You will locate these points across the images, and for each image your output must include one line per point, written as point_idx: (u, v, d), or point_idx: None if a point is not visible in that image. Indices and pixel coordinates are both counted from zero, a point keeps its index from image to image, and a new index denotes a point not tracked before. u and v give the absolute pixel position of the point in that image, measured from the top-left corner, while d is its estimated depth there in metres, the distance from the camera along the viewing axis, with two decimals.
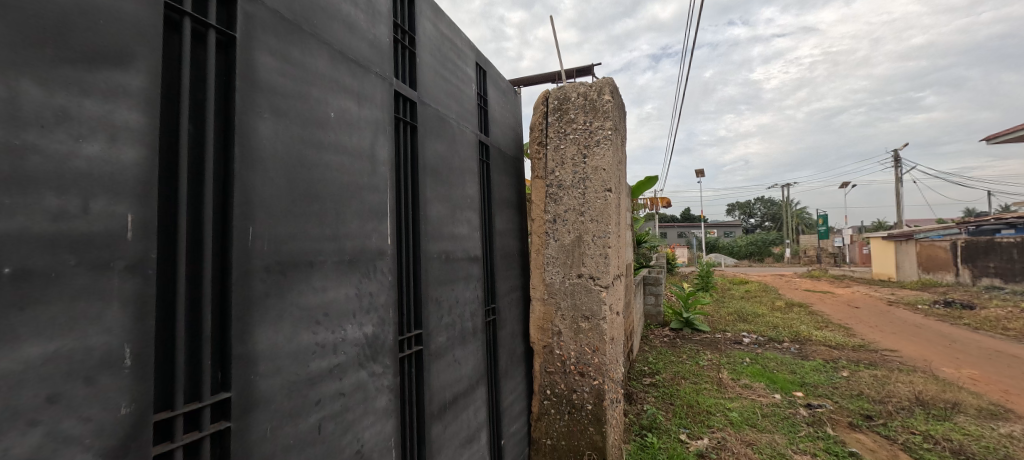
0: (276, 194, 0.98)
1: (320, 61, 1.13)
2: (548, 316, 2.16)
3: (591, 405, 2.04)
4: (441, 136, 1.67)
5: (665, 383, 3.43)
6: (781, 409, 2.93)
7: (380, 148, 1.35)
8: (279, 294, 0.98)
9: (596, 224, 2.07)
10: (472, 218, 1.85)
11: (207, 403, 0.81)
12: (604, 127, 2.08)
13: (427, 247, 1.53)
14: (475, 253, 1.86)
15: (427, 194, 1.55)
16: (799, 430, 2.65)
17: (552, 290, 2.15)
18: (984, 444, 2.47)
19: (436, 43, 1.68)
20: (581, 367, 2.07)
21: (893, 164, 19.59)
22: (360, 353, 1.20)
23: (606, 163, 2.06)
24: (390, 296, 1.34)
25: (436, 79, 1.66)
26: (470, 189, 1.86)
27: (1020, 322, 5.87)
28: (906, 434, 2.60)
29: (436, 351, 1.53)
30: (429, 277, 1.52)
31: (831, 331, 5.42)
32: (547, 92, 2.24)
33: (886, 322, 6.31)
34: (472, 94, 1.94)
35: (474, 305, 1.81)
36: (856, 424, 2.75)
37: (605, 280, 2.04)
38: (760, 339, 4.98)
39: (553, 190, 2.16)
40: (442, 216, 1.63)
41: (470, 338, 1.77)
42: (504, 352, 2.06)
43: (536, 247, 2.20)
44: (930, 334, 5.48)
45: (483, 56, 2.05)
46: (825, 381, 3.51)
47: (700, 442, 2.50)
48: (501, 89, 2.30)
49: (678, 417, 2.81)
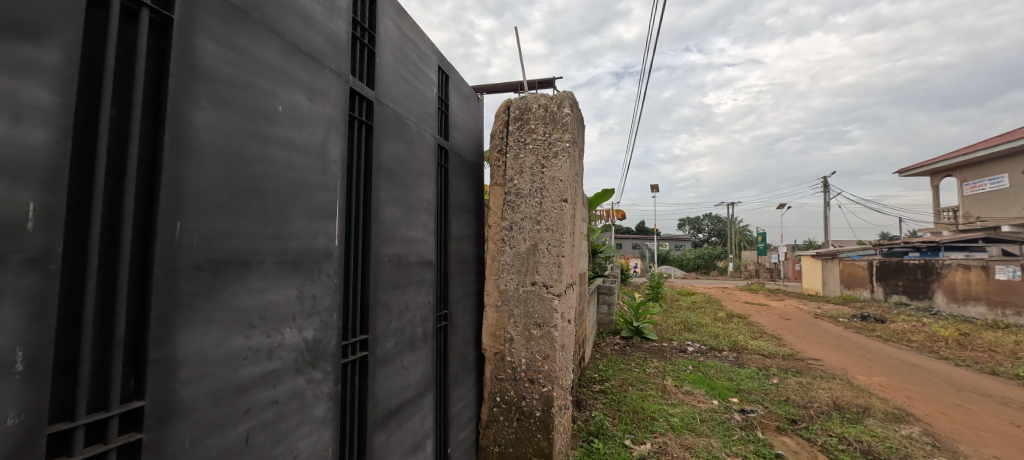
0: (211, 186, 0.92)
1: (269, 52, 1.08)
2: (501, 323, 2.17)
3: (539, 412, 2.07)
4: (398, 138, 1.64)
5: (613, 390, 3.54)
6: (718, 414, 3.11)
7: (333, 146, 1.30)
8: (209, 296, 0.91)
9: (551, 233, 2.11)
10: (427, 222, 1.83)
11: (116, 413, 0.74)
12: (562, 139, 2.14)
13: (378, 250, 1.49)
14: (428, 257, 1.84)
15: (381, 197, 1.52)
16: (732, 433, 2.82)
17: (506, 297, 2.16)
18: (888, 444, 2.75)
19: (398, 44, 1.66)
20: (531, 374, 2.09)
21: (823, 190, 21.63)
22: (298, 359, 1.14)
23: (562, 174, 2.12)
24: (335, 300, 1.29)
25: (397, 80, 1.64)
26: (427, 193, 1.84)
27: (921, 335, 6.63)
28: (825, 436, 2.85)
29: (382, 358, 1.49)
30: (379, 280, 1.49)
31: (765, 341, 5.85)
32: (509, 101, 2.27)
33: (813, 333, 6.91)
34: (433, 98, 1.92)
35: (425, 311, 1.78)
36: (783, 427, 2.98)
37: (558, 288, 2.08)
38: (702, 347, 5.28)
39: (511, 198, 2.18)
40: (395, 219, 1.60)
41: (421, 344, 1.74)
42: (455, 358, 2.04)
43: (492, 253, 2.20)
44: (849, 345, 6.06)
45: (446, 61, 2.05)
46: (758, 387, 3.77)
47: (643, 446, 2.60)
48: (463, 95, 2.30)
49: (624, 423, 2.91)
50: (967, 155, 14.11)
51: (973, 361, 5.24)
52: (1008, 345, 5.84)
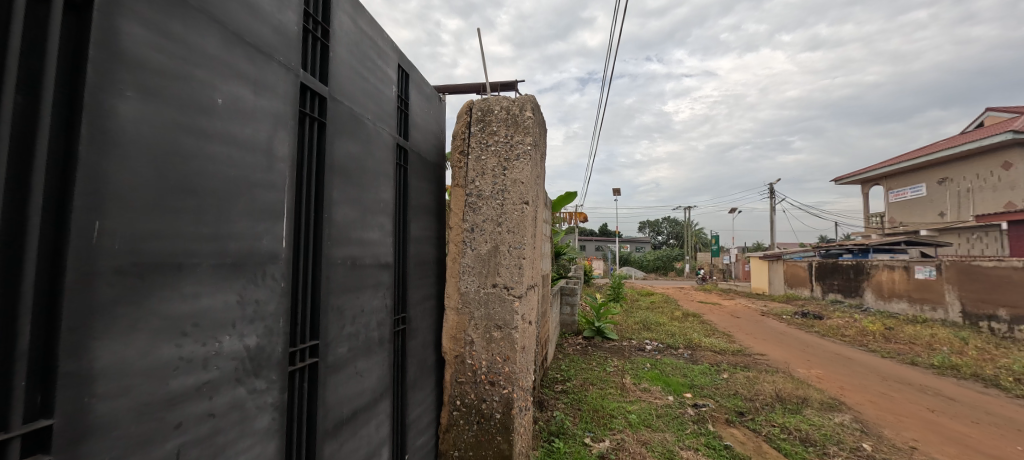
0: (137, 183, 0.85)
1: (208, 41, 1.01)
2: (461, 325, 2.15)
3: (500, 414, 2.07)
4: (354, 136, 1.59)
5: (574, 389, 3.60)
6: (673, 410, 3.24)
7: (280, 143, 1.24)
8: (134, 302, 0.84)
9: (512, 235, 2.12)
10: (384, 223, 1.78)
11: (18, 434, 0.67)
12: (524, 142, 2.15)
13: (330, 252, 1.43)
14: (386, 259, 1.79)
15: (335, 197, 1.46)
16: (686, 427, 2.95)
17: (467, 299, 2.14)
18: (824, 432, 2.97)
19: (354, 39, 1.60)
20: (492, 376, 2.09)
21: (770, 195, 23.17)
22: (237, 368, 1.07)
23: (524, 176, 2.13)
24: (282, 305, 1.22)
25: (353, 77, 1.59)
26: (384, 193, 1.79)
27: (853, 329, 7.24)
28: (768, 427, 3.04)
29: (334, 364, 1.43)
30: (332, 284, 1.43)
31: (717, 338, 6.17)
32: (471, 102, 2.26)
33: (760, 330, 7.37)
34: (392, 97, 1.88)
35: (382, 314, 1.74)
36: (731, 420, 3.15)
37: (519, 289, 2.10)
38: (660, 345, 5.48)
39: (472, 200, 2.17)
40: (350, 220, 1.55)
41: (377, 348, 1.69)
42: (414, 362, 2.00)
43: (453, 255, 2.18)
44: (791, 340, 6.52)
45: (407, 59, 2.01)
46: (710, 382, 3.97)
47: (602, 444, 2.66)
48: (424, 95, 2.26)
49: (584, 421, 2.97)
50: (892, 166, 15.59)
51: (895, 353, 5.79)
52: (925, 338, 6.50)
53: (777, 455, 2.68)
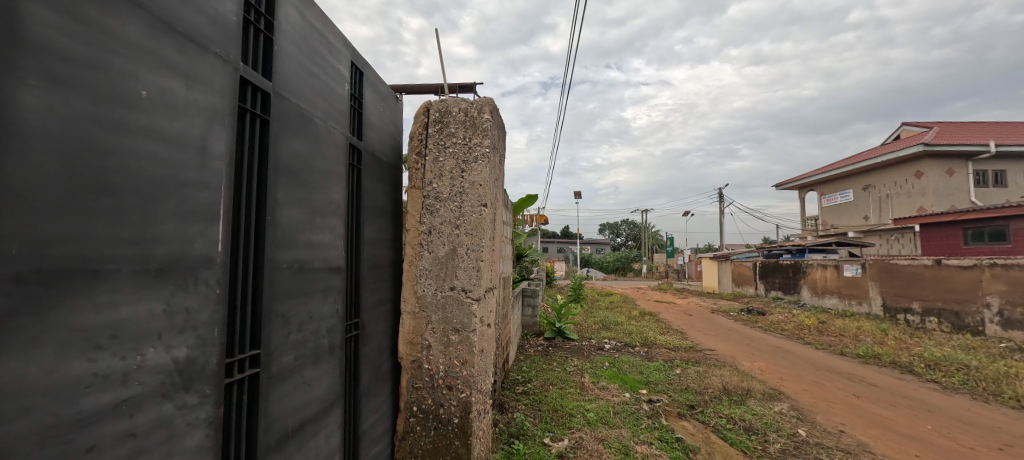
0: (38, 180, 0.77)
1: (132, 28, 0.93)
2: (418, 330, 2.11)
3: (457, 419, 2.05)
4: (302, 134, 1.52)
5: (535, 390, 3.63)
6: (629, 406, 3.35)
7: (216, 140, 1.16)
8: (34, 313, 0.76)
9: (470, 237, 2.11)
10: (335, 226, 1.71)
11: None
12: (482, 144, 2.16)
13: (274, 257, 1.36)
14: (337, 263, 1.72)
15: (279, 198, 1.38)
16: (641, 422, 3.06)
17: (424, 302, 2.11)
18: (765, 420, 3.18)
19: (302, 33, 1.54)
20: (449, 380, 2.06)
21: (720, 199, 24.62)
22: (163, 383, 0.99)
23: (482, 179, 2.13)
24: (217, 313, 1.14)
25: (300, 72, 1.52)
26: (335, 194, 1.72)
27: (791, 324, 7.82)
28: (716, 418, 3.21)
29: (278, 374, 1.35)
30: (276, 290, 1.36)
31: (671, 335, 6.46)
32: (429, 103, 2.22)
33: (710, 327, 7.81)
34: (345, 94, 1.81)
35: (332, 320, 1.67)
36: (683, 413, 3.30)
37: (477, 292, 2.09)
38: (618, 344, 5.66)
39: (429, 202, 2.14)
40: (297, 222, 1.47)
41: (327, 356, 1.62)
42: (368, 369, 1.93)
43: (410, 258, 2.14)
44: (738, 336, 6.96)
45: (360, 57, 1.95)
46: (663, 378, 4.13)
47: (561, 443, 2.70)
48: (380, 93, 2.20)
49: (544, 422, 3.00)
50: (824, 174, 17.05)
51: (827, 344, 6.31)
52: (852, 330, 7.14)
53: (723, 444, 2.84)
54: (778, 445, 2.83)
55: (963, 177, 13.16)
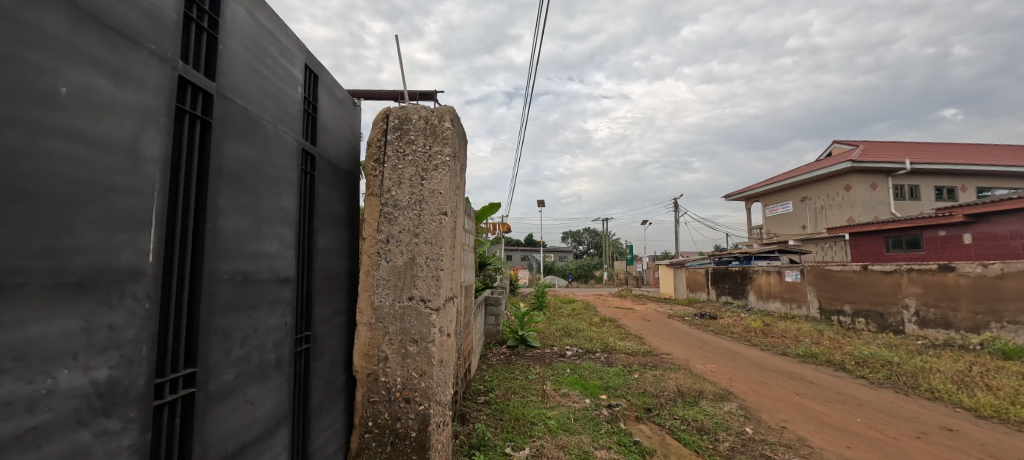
0: None
1: (52, 20, 0.86)
2: (374, 341, 2.05)
3: (415, 432, 2.00)
4: (249, 138, 1.44)
5: (497, 399, 3.61)
6: (590, 412, 3.41)
7: (149, 143, 1.07)
8: None
9: (430, 246, 2.08)
10: (285, 235, 1.63)
11: None
12: (442, 152, 2.15)
13: (214, 267, 1.27)
14: (287, 273, 1.64)
15: (221, 205, 1.30)
16: (600, 427, 3.12)
17: (381, 313, 2.05)
18: (715, 420, 3.35)
19: (251, 33, 1.47)
20: (407, 393, 2.01)
21: (675, 209, 25.87)
22: (79, 407, 0.89)
23: (442, 187, 2.12)
24: (146, 330, 1.05)
25: (247, 73, 1.45)
26: (286, 201, 1.64)
27: (739, 327, 8.30)
28: (671, 420, 3.34)
29: (216, 394, 1.26)
30: (216, 303, 1.27)
31: (630, 341, 6.67)
32: (388, 109, 2.19)
33: (667, 331, 8.14)
34: (297, 98, 1.75)
35: (280, 334, 1.58)
36: (640, 416, 3.41)
37: (436, 302, 2.07)
38: (579, 351, 5.76)
39: (387, 210, 2.10)
40: (241, 231, 1.39)
41: (274, 372, 1.54)
42: (320, 385, 1.85)
43: (366, 268, 2.08)
44: (691, 339, 7.32)
45: (315, 59, 1.89)
46: (623, 383, 4.25)
47: (522, 452, 2.70)
48: (336, 98, 2.14)
49: (505, 431, 2.99)
50: (768, 186, 18.39)
51: (771, 345, 6.75)
52: (792, 331, 7.68)
53: (678, 445, 2.95)
54: (727, 443, 2.98)
55: (884, 190, 14.70)
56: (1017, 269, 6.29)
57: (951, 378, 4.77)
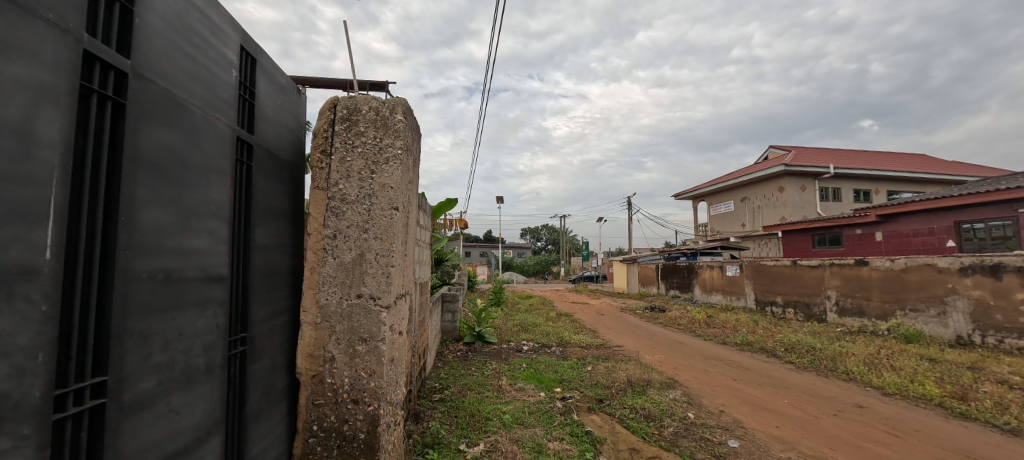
0: None
1: None
2: (320, 341, 1.96)
3: (363, 434, 1.94)
4: (172, 124, 1.32)
5: (452, 396, 3.59)
6: (544, 405, 3.48)
7: (47, 125, 0.95)
8: None
9: (380, 242, 2.02)
10: (216, 229, 1.51)
11: None
12: (394, 145, 2.09)
13: (130, 264, 1.15)
14: (219, 271, 1.52)
15: (138, 196, 1.18)
16: (554, 419, 3.20)
17: (327, 312, 1.96)
18: (661, 407, 3.53)
19: (176, 8, 1.34)
20: (355, 393, 1.94)
21: (629, 207, 26.93)
22: None
23: (393, 181, 2.07)
24: (42, 335, 0.93)
25: (171, 52, 1.32)
26: (218, 194, 1.52)
27: (686, 319, 8.80)
28: (621, 409, 3.48)
29: (133, 404, 1.15)
30: (133, 303, 1.16)
31: (584, 334, 6.88)
32: (336, 98, 2.09)
33: (619, 324, 8.47)
34: (232, 82, 1.62)
35: (211, 337, 1.47)
36: (592, 407, 3.53)
37: (386, 299, 2.01)
38: (535, 345, 5.86)
39: (335, 204, 2.01)
40: (162, 225, 1.27)
41: (203, 378, 1.42)
42: (257, 389, 1.73)
43: (311, 264, 1.97)
44: (641, 331, 7.68)
45: (252, 41, 1.76)
46: (576, 375, 4.37)
47: (476, 448, 2.70)
48: (277, 85, 2.01)
49: (460, 428, 2.97)
50: (713, 187, 19.61)
51: (713, 335, 7.23)
52: (732, 322, 8.25)
53: (626, 433, 3.08)
54: (671, 428, 3.16)
55: (812, 192, 16.15)
56: (917, 263, 7.15)
57: (863, 360, 5.35)
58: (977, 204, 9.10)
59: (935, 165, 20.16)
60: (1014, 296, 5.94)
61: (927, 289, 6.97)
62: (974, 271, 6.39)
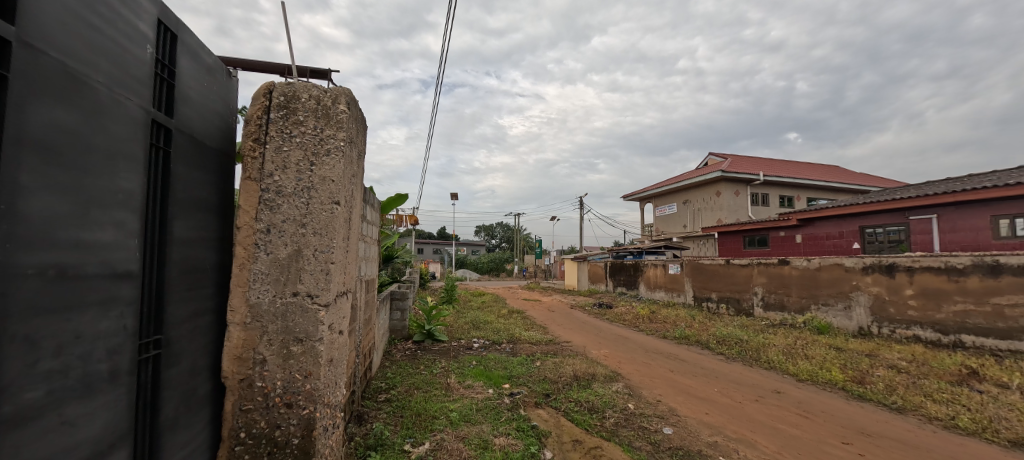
0: None
1: None
2: (249, 343, 1.84)
3: (297, 439, 1.86)
4: (71, 101, 1.17)
5: (399, 396, 3.51)
6: (492, 401, 3.51)
7: None
8: None
9: (319, 238, 1.93)
10: (125, 221, 1.36)
11: None
12: (336, 137, 2.00)
13: (14, 259, 1.02)
14: (127, 267, 1.38)
15: (23, 182, 1.04)
16: (501, 415, 3.23)
17: (257, 312, 1.84)
18: (604, 399, 3.69)
19: None
20: (289, 397, 1.85)
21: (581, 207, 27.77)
22: None
23: (335, 175, 1.98)
24: None
25: (70, 22, 1.17)
26: (127, 182, 1.37)
27: (631, 315, 9.24)
28: (566, 402, 3.60)
29: (14, 419, 1.01)
30: (14, 304, 1.01)
31: (534, 331, 7.00)
32: (272, 83, 1.96)
33: (568, 320, 8.72)
34: (147, 59, 1.46)
35: (116, 340, 1.32)
36: (539, 402, 3.61)
37: (325, 298, 1.93)
38: (486, 343, 5.87)
39: (269, 196, 1.88)
40: (57, 215, 1.12)
41: (107, 387, 1.28)
42: (174, 397, 1.59)
43: (240, 261, 1.84)
44: (588, 327, 7.96)
45: (172, 15, 1.60)
46: (525, 371, 4.45)
47: (421, 447, 2.67)
48: (203, 64, 1.84)
49: (405, 428, 2.92)
50: (659, 189, 20.71)
51: (654, 330, 7.65)
52: (672, 317, 8.78)
53: (570, 425, 3.19)
54: (611, 419, 3.32)
55: (745, 197, 17.58)
56: (828, 263, 8.02)
57: (782, 350, 5.92)
58: (878, 211, 10.37)
59: (845, 175, 22.74)
60: (903, 292, 6.85)
61: (836, 286, 7.84)
62: (873, 269, 7.29)
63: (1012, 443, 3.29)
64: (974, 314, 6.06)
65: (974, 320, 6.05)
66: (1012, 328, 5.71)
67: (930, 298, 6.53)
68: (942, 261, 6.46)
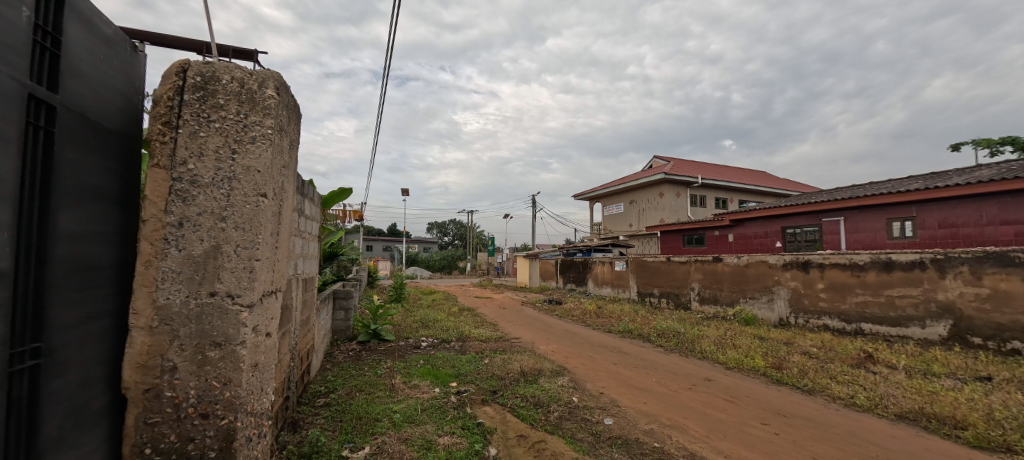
0: None
1: None
2: (157, 349, 1.65)
3: (214, 452, 1.71)
4: None
5: (339, 400, 3.35)
6: (438, 400, 3.45)
7: None
8: None
9: (242, 233, 1.79)
10: None
11: None
12: (263, 124, 1.85)
13: None
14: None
15: None
16: (447, 414, 3.19)
17: (167, 314, 1.66)
18: (550, 394, 3.76)
19: None
20: (204, 407, 1.69)
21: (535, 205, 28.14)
22: None
23: (261, 165, 1.84)
24: None
25: None
26: None
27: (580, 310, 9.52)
28: (513, 399, 3.63)
29: None
30: None
31: (484, 328, 6.99)
32: (186, 62, 1.77)
33: (520, 318, 8.78)
34: (24, 23, 1.26)
35: None
36: (486, 399, 3.61)
37: (247, 298, 1.78)
38: (435, 341, 5.78)
39: (181, 187, 1.70)
40: None
41: None
42: (60, 414, 1.39)
43: (145, 258, 1.64)
44: (538, 323, 8.08)
45: None
46: (473, 369, 4.43)
47: (361, 452, 2.56)
48: (99, 34, 1.62)
49: (344, 433, 2.78)
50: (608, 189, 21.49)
51: (601, 325, 7.95)
52: (617, 312, 9.16)
53: (516, 421, 3.22)
54: (556, 413, 3.40)
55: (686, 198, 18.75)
56: (755, 260, 8.77)
57: (714, 341, 6.39)
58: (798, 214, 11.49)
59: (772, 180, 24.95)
60: (816, 286, 7.66)
61: (761, 281, 8.59)
62: (792, 266, 8.07)
63: (897, 416, 3.80)
64: (871, 305, 6.91)
65: (871, 310, 6.89)
66: (900, 317, 6.57)
67: (837, 291, 7.35)
68: (847, 259, 7.29)
